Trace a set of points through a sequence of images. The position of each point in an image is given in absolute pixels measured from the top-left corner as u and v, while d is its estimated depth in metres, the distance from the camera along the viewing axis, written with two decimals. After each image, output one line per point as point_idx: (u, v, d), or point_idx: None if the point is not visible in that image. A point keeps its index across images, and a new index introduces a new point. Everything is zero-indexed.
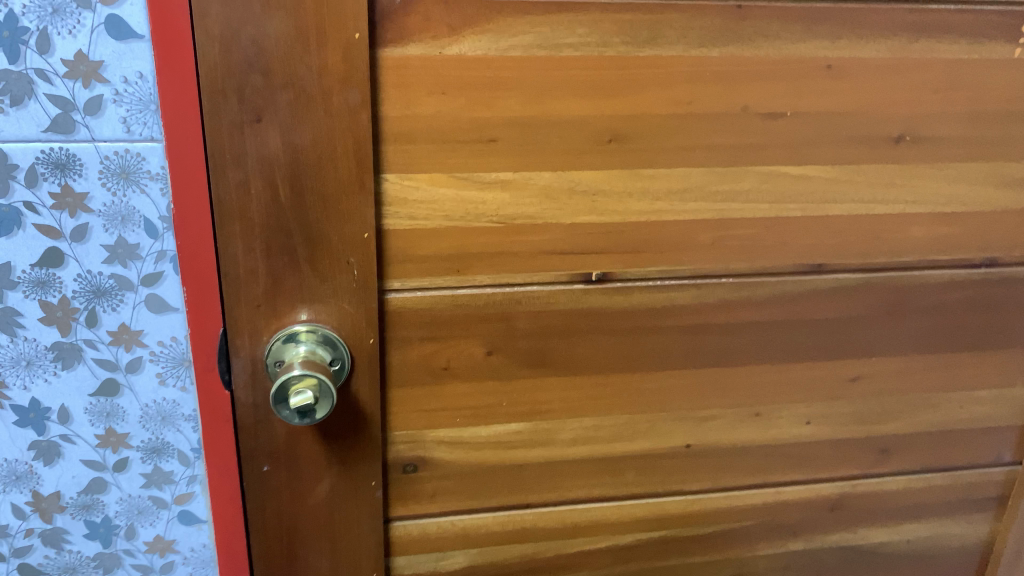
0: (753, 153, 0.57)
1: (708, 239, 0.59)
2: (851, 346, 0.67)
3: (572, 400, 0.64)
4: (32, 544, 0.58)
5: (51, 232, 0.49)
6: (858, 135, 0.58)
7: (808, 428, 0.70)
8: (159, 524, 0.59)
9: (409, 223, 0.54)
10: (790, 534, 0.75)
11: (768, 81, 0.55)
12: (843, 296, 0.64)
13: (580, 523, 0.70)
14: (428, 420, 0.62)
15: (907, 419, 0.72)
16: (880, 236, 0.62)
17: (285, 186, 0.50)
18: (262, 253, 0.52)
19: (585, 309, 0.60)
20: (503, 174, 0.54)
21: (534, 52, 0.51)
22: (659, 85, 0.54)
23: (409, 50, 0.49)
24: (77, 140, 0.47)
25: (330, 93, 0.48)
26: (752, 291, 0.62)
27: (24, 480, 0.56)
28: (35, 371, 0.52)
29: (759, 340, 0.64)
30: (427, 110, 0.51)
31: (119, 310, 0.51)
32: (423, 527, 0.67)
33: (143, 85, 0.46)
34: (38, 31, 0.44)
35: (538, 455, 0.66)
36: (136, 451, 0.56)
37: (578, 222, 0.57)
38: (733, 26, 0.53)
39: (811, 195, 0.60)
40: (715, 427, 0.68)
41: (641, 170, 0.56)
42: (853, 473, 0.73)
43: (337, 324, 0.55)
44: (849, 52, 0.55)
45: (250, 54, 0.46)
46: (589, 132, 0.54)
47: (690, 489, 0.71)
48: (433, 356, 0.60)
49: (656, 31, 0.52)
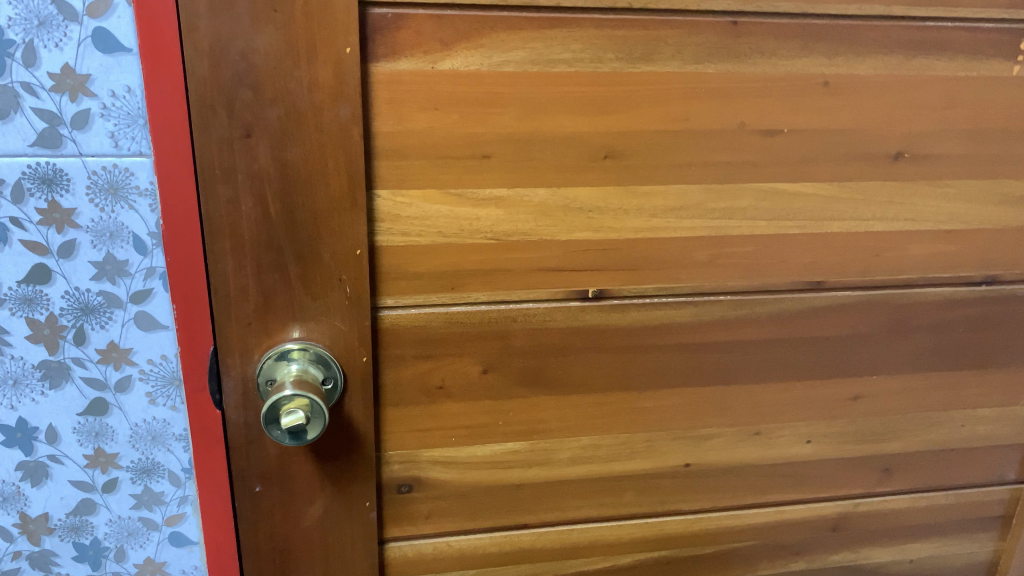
0: (750, 170, 0.56)
1: (706, 256, 0.59)
2: (851, 365, 0.66)
3: (569, 419, 0.63)
4: (19, 566, 0.57)
5: (38, 249, 0.48)
6: (857, 151, 0.58)
7: (808, 447, 0.69)
8: (149, 546, 0.58)
9: (403, 240, 0.54)
10: (792, 554, 0.74)
11: (766, 98, 0.54)
12: (843, 314, 0.63)
13: (578, 543, 0.68)
14: (423, 439, 0.61)
15: (909, 438, 0.71)
16: (880, 253, 0.62)
17: (275, 202, 0.49)
18: (253, 270, 0.51)
19: (581, 326, 0.59)
20: (497, 191, 0.53)
21: (527, 68, 0.50)
22: (656, 101, 0.53)
23: (402, 65, 0.49)
24: (64, 155, 0.46)
25: (320, 109, 0.47)
26: (752, 308, 0.61)
27: (11, 502, 0.55)
28: (22, 390, 0.52)
29: (759, 358, 0.64)
30: (419, 126, 0.50)
31: (108, 327, 0.51)
32: (419, 548, 0.66)
33: (131, 99, 0.46)
34: (24, 43, 0.44)
35: (535, 474, 0.65)
36: (126, 472, 0.55)
37: (574, 239, 0.56)
38: (729, 42, 0.52)
39: (810, 211, 0.59)
40: (715, 446, 0.67)
41: (637, 187, 0.55)
42: (855, 492, 0.72)
43: (330, 342, 0.54)
44: (846, 68, 0.55)
45: (239, 69, 0.46)
46: (585, 149, 0.53)
47: (690, 509, 0.70)
48: (428, 375, 0.59)
49: (652, 47, 0.51)
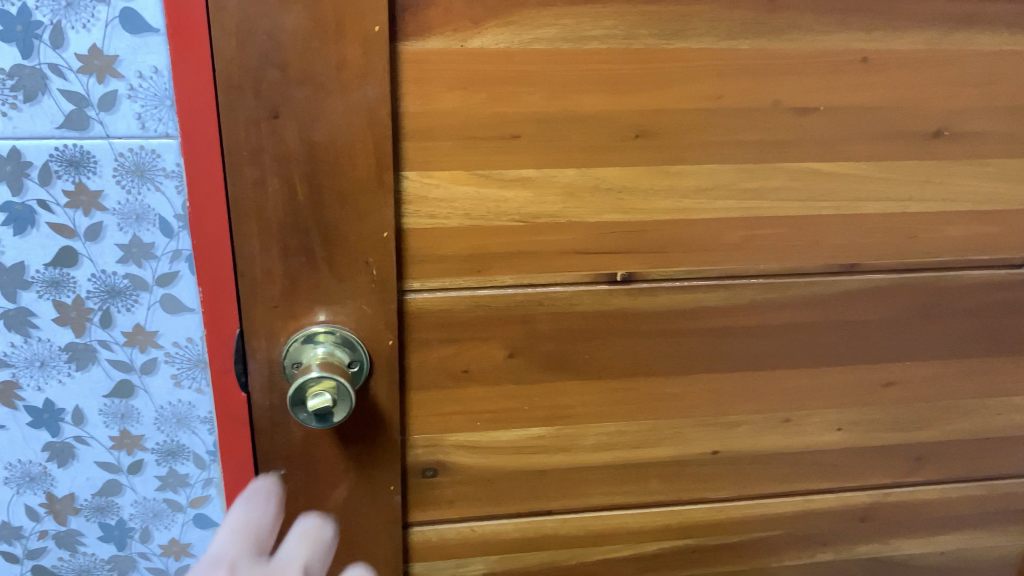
0: (783, 150, 0.55)
1: (737, 238, 0.58)
2: (884, 351, 0.64)
3: (595, 405, 0.62)
4: (45, 545, 0.59)
5: (65, 231, 0.48)
6: (894, 130, 0.56)
7: (838, 434, 0.68)
8: (174, 527, 0.60)
9: (429, 222, 0.53)
10: (819, 544, 0.73)
11: (801, 76, 0.53)
12: (877, 298, 0.62)
13: (603, 530, 0.68)
14: (447, 424, 0.61)
15: (942, 427, 0.69)
16: (915, 236, 0.60)
17: (303, 184, 0.48)
18: (279, 253, 0.50)
19: (609, 311, 0.58)
20: (525, 172, 0.53)
21: (558, 45, 0.49)
22: (687, 79, 0.52)
23: (430, 44, 0.48)
24: (91, 137, 0.46)
25: (349, 88, 0.46)
26: (783, 293, 0.60)
27: (38, 482, 0.56)
28: (49, 371, 0.52)
29: (789, 344, 0.62)
30: (447, 106, 0.49)
31: (133, 311, 0.51)
32: (442, 533, 0.66)
33: (157, 80, 0.45)
34: (52, 25, 0.43)
35: (560, 461, 0.64)
36: (151, 454, 0.56)
37: (603, 221, 0.55)
38: (764, 17, 0.51)
39: (844, 193, 0.57)
40: (743, 433, 0.66)
41: (667, 167, 0.54)
42: (885, 481, 0.71)
43: (356, 325, 0.54)
44: (884, 44, 0.53)
45: (266, 49, 0.44)
46: (616, 128, 0.52)
47: (717, 498, 0.69)
48: (453, 359, 0.58)
49: (685, 23, 0.50)
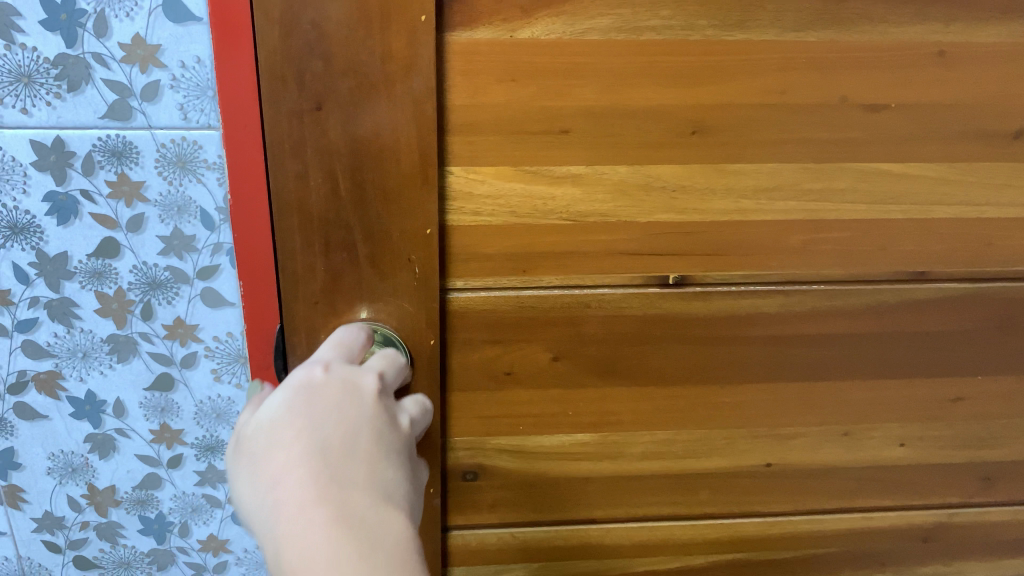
0: (851, 148, 0.52)
1: (798, 242, 0.54)
2: (954, 364, 0.61)
3: (643, 412, 0.60)
4: (87, 536, 0.59)
5: (108, 222, 0.48)
6: (973, 129, 0.52)
7: (901, 450, 0.64)
8: (212, 523, 0.60)
9: (474, 220, 0.51)
10: (878, 564, 0.70)
11: (872, 70, 0.50)
12: (948, 308, 0.58)
13: (648, 541, 0.66)
14: (489, 427, 0.59)
15: (1016, 446, 0.65)
16: (992, 243, 0.56)
17: (345, 178, 0.46)
18: (321, 249, 0.48)
19: (659, 315, 0.56)
20: (574, 168, 0.50)
21: (612, 36, 0.47)
22: (749, 73, 0.49)
23: (478, 34, 0.46)
24: (133, 128, 0.45)
25: (393, 80, 0.44)
26: (847, 300, 0.57)
27: (79, 473, 0.56)
28: (91, 363, 0.52)
29: (851, 354, 0.59)
30: (495, 99, 0.47)
31: (174, 303, 0.51)
32: (482, 538, 0.64)
33: (200, 70, 0.44)
34: (95, 13, 0.43)
35: (605, 468, 0.62)
36: (190, 448, 0.56)
37: (655, 220, 0.53)
38: (833, 7, 0.48)
39: (916, 195, 0.54)
40: (799, 446, 0.63)
41: (725, 165, 0.51)
42: (952, 501, 0.67)
43: (397, 324, 0.52)
44: (964, 37, 0.49)
45: (310, 39, 0.42)
46: (672, 123, 0.50)
47: (769, 512, 0.66)
48: (496, 361, 0.56)
49: (748, 13, 0.47)
